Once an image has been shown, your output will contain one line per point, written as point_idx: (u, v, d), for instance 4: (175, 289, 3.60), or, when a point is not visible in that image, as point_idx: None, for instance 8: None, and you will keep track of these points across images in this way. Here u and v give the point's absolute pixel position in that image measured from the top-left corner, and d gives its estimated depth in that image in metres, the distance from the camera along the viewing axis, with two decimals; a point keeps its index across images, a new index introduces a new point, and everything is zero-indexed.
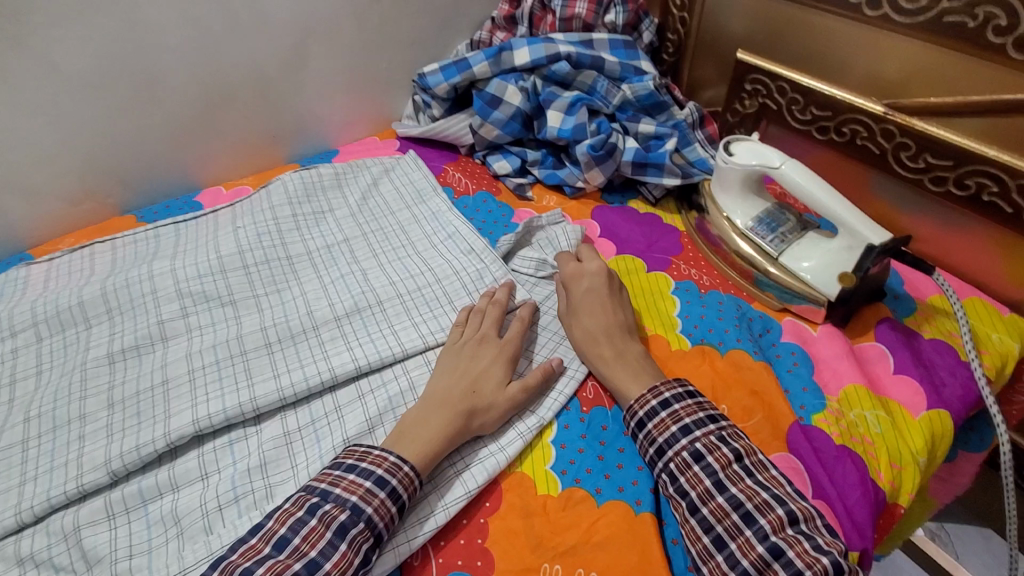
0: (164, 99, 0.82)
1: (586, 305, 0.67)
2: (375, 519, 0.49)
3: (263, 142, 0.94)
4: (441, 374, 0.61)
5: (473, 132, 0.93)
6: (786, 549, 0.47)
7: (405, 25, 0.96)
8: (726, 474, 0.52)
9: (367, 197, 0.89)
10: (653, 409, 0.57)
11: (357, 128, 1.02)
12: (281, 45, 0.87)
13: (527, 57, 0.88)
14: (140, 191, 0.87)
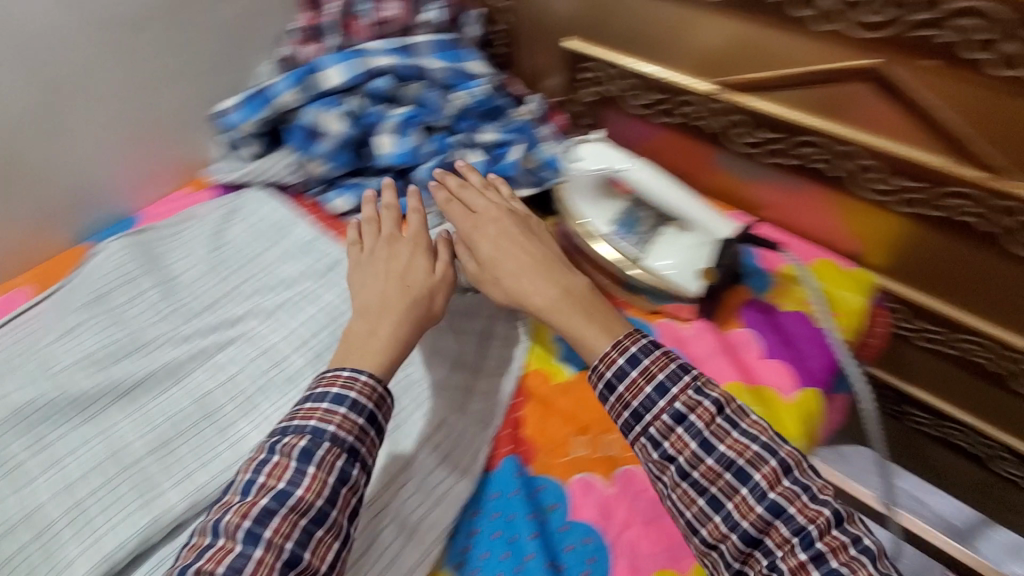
0: None
1: (471, 230, 0.70)
2: (342, 434, 0.54)
3: (35, 225, 0.75)
4: (360, 284, 0.66)
5: (299, 168, 0.82)
6: (733, 460, 0.53)
7: (185, 52, 0.80)
8: (685, 410, 0.55)
9: (144, 234, 0.75)
10: (621, 369, 0.57)
11: (161, 180, 0.86)
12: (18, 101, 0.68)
13: (339, 77, 0.78)
14: None
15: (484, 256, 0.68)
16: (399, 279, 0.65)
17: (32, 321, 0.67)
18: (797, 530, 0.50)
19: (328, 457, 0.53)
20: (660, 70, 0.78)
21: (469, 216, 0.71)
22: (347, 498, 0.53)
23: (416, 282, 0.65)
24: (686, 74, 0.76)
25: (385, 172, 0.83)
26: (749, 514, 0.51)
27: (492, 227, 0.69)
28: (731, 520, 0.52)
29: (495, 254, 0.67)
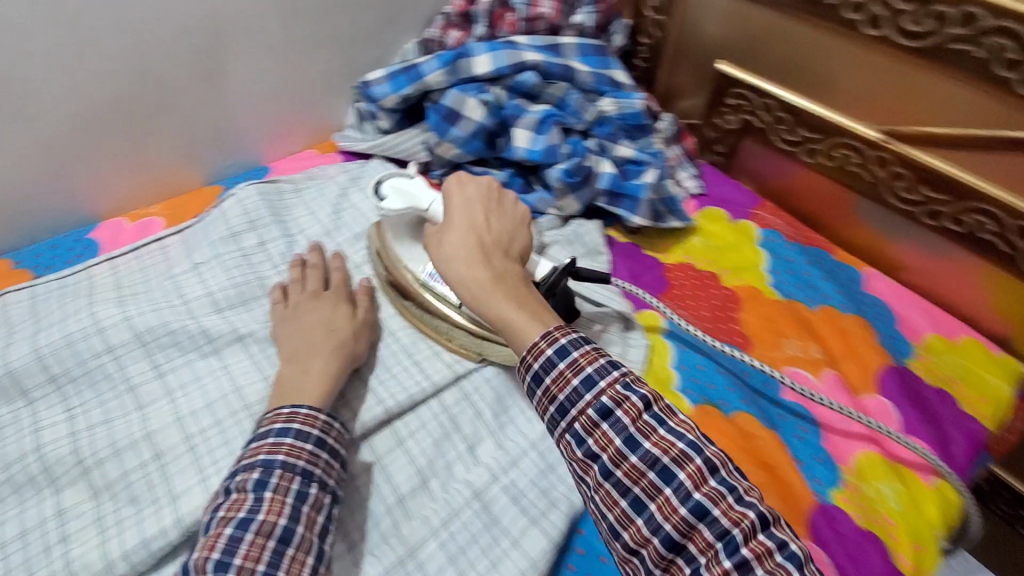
0: (36, 114, 0.64)
1: (456, 220, 0.59)
2: (290, 461, 0.48)
3: (174, 162, 0.78)
4: (285, 339, 0.59)
5: (429, 149, 0.79)
6: (657, 458, 0.44)
7: (343, 20, 0.81)
8: (635, 428, 0.45)
9: (339, 210, 0.78)
10: (548, 360, 0.48)
11: (292, 141, 0.88)
12: (185, 48, 0.70)
13: (487, 65, 0.74)
14: (18, 230, 0.70)
15: (444, 248, 0.57)
16: (322, 327, 0.60)
17: (159, 250, 0.70)
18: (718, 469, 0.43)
19: (281, 482, 0.47)
20: (819, 108, 0.72)
21: (460, 212, 0.60)
22: (313, 514, 0.47)
23: (302, 323, 0.60)
24: (845, 114, 0.71)
25: (512, 167, 0.78)
26: (669, 450, 0.44)
27: (472, 232, 0.57)
28: (649, 457, 0.44)
29: (485, 256, 0.55)
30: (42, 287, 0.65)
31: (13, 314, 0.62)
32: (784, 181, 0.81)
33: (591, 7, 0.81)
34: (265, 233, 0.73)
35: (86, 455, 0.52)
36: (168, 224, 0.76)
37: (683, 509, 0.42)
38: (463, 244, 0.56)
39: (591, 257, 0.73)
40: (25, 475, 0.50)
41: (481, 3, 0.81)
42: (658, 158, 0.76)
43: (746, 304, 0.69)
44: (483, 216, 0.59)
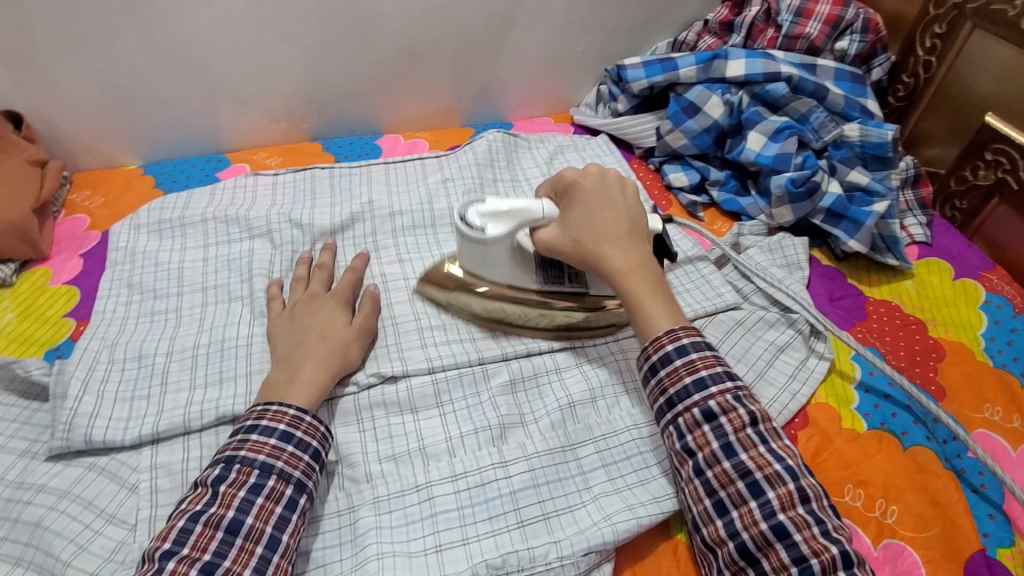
0: (375, 40, 0.82)
1: (595, 208, 0.56)
2: (250, 456, 0.47)
3: (446, 101, 0.94)
4: (280, 338, 0.59)
5: (659, 136, 0.86)
6: (750, 472, 0.47)
7: (617, 12, 0.91)
8: (736, 438, 0.48)
9: (552, 162, 0.90)
10: (666, 356, 0.51)
11: (536, 106, 1.00)
12: (491, 11, 0.85)
13: (741, 70, 0.80)
14: (331, 124, 0.90)
15: (586, 245, 0.55)
16: (325, 339, 0.57)
17: (419, 164, 0.87)
18: (800, 489, 0.46)
19: (240, 476, 0.46)
20: None
21: (587, 195, 0.57)
22: (268, 505, 0.46)
23: (300, 325, 0.59)
24: None
25: (732, 169, 0.82)
26: (764, 467, 0.47)
27: (611, 215, 0.56)
28: (742, 466, 0.47)
29: (608, 240, 0.55)
30: (338, 171, 0.84)
31: (321, 184, 0.82)
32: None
33: (859, 36, 0.83)
34: (498, 172, 0.87)
35: None
36: (430, 147, 0.91)
37: (764, 522, 0.45)
38: (603, 239, 0.55)
39: (790, 270, 0.74)
40: None
41: (747, 15, 0.86)
42: (893, 192, 0.77)
43: (949, 359, 0.66)
44: (609, 207, 0.56)
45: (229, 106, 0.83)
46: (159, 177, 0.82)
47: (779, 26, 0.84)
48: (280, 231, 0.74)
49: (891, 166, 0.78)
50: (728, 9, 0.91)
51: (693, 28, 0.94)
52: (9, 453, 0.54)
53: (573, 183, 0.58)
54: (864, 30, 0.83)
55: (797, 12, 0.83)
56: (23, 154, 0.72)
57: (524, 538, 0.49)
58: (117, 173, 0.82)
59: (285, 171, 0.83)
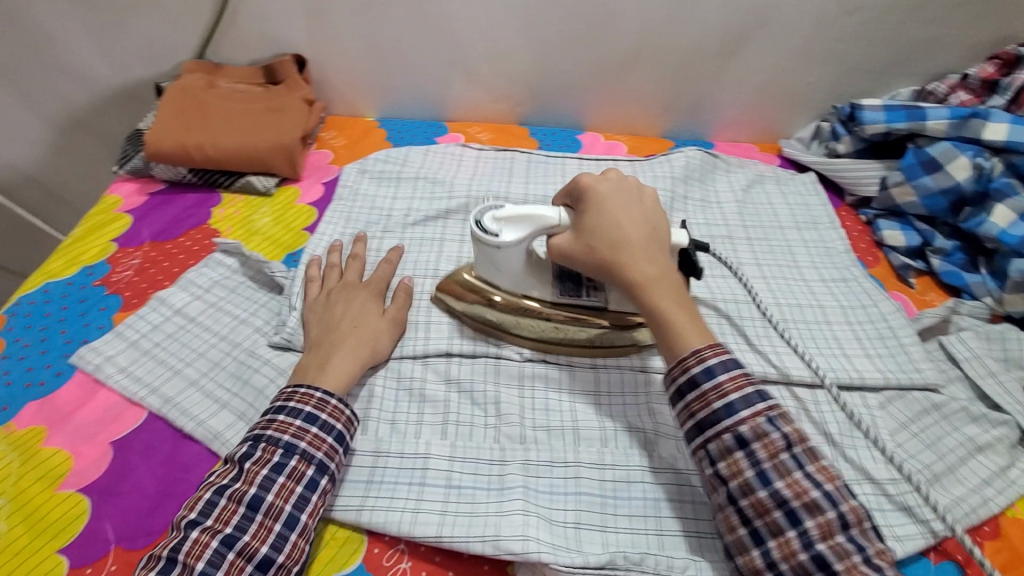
0: (606, 41, 0.85)
1: (611, 213, 0.56)
2: (274, 437, 0.49)
3: (653, 111, 0.94)
4: (313, 322, 0.62)
5: (882, 187, 0.80)
6: (787, 499, 0.44)
7: (863, 49, 0.85)
8: (771, 464, 0.45)
9: (748, 190, 0.87)
10: (693, 379, 0.48)
11: (742, 131, 0.97)
12: (728, 29, 0.84)
13: (1003, 134, 0.71)
14: (541, 113, 0.96)
15: (602, 252, 0.54)
16: (355, 332, 0.60)
17: (612, 166, 0.89)
18: (841, 518, 0.43)
19: (265, 455, 0.48)
20: None
21: (608, 202, 0.56)
22: (290, 484, 0.47)
23: (332, 312, 0.62)
24: None
25: (962, 239, 0.75)
26: (801, 495, 0.43)
27: (628, 221, 0.55)
28: (779, 494, 0.44)
29: (631, 247, 0.54)
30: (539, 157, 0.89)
31: (523, 166, 0.88)
32: None
33: None
34: (690, 189, 0.86)
35: None
36: (629, 151, 0.93)
37: (802, 553, 0.42)
38: (619, 244, 0.54)
39: (1008, 366, 0.65)
40: None
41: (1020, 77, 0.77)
42: None
43: None
44: (632, 217, 0.56)
45: (461, 80, 0.91)
46: (390, 131, 0.94)
47: None
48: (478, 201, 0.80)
49: None
50: (993, 66, 0.81)
51: (949, 79, 0.85)
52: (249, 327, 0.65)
53: (589, 189, 0.58)
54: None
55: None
56: (300, 92, 0.86)
57: (658, 547, 0.50)
58: (357, 122, 0.95)
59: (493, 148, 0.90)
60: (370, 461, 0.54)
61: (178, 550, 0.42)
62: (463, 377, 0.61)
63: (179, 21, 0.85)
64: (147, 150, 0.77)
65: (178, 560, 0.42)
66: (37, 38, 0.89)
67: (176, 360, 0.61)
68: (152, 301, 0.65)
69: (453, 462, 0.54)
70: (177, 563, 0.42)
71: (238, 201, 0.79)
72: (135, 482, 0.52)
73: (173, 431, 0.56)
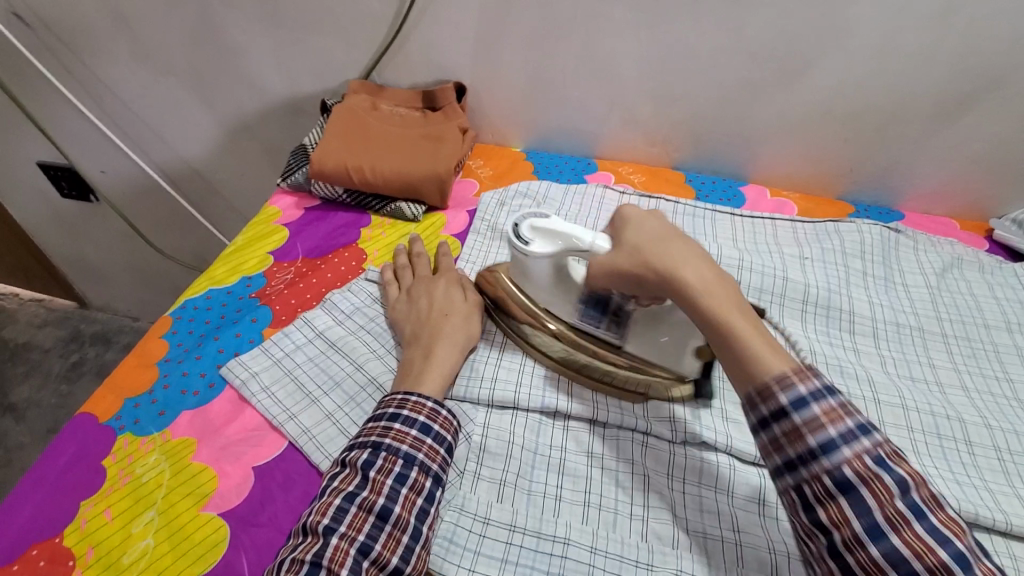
0: (796, 92, 0.77)
1: (664, 222, 0.50)
2: (394, 445, 0.49)
3: (832, 170, 0.84)
4: (399, 318, 0.63)
5: None
6: (907, 563, 0.36)
7: None
8: (887, 517, 0.37)
9: (944, 273, 0.74)
10: (802, 439, 0.40)
11: (936, 203, 0.84)
12: (950, 89, 0.72)
13: None
14: (700, 160, 0.89)
15: (701, 300, 0.45)
16: (453, 329, 0.60)
17: (771, 226, 0.80)
18: (968, 571, 0.35)
19: (386, 463, 0.48)
20: None
21: (662, 216, 0.50)
22: (412, 496, 0.48)
23: (419, 307, 0.63)
24: None
25: None
26: (927, 554, 0.36)
27: (685, 239, 0.49)
28: (894, 554, 0.37)
29: (694, 261, 0.47)
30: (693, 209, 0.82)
31: (676, 215, 0.80)
32: None
33: None
34: (871, 266, 0.74)
35: None
36: (800, 213, 0.83)
37: None
38: (685, 265, 0.47)
39: None
40: None
41: None
42: None
43: None
44: (674, 223, 0.50)
45: (621, 120, 0.87)
46: (537, 165, 0.91)
47: None
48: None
49: None
50: None
51: None
52: (385, 364, 0.62)
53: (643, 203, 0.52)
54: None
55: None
56: (457, 121, 0.85)
57: None
58: (505, 153, 0.93)
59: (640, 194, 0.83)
60: (505, 536, 0.49)
61: (321, 554, 0.43)
62: (607, 453, 0.56)
63: (355, 43, 0.88)
64: (312, 167, 0.79)
65: (323, 565, 0.42)
66: (229, 49, 0.95)
67: (315, 388, 0.59)
68: (298, 319, 0.66)
69: (596, 556, 0.48)
70: (322, 567, 0.42)
71: (386, 224, 0.79)
72: (273, 514, 0.51)
73: (308, 467, 0.54)
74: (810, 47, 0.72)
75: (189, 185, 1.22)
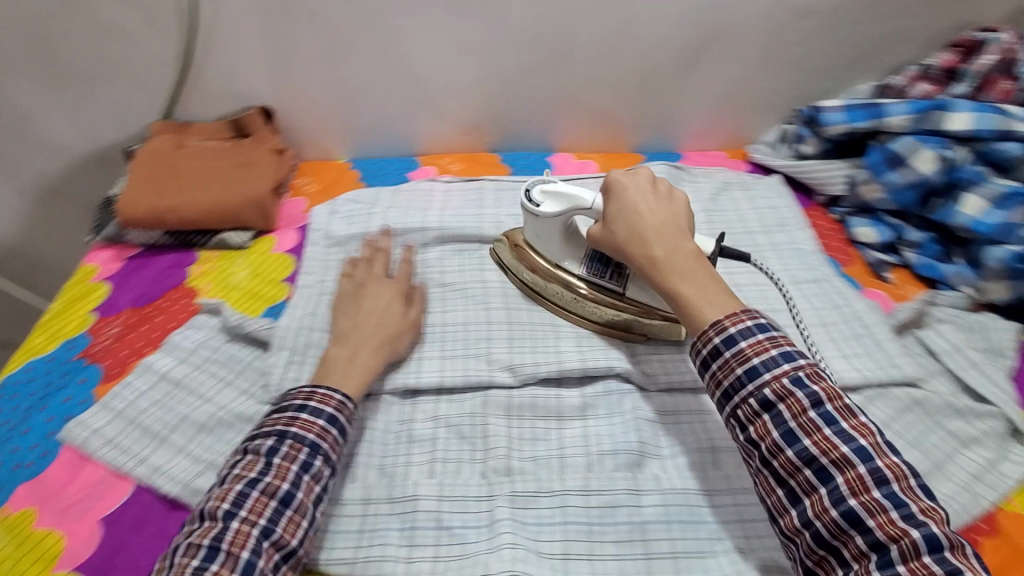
0: (568, 66, 0.87)
1: (623, 198, 0.59)
2: (300, 435, 0.52)
3: (620, 128, 0.96)
4: (344, 318, 0.63)
5: (850, 185, 0.79)
6: (813, 458, 0.45)
7: (818, 53, 0.87)
8: (798, 423, 0.46)
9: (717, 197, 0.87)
10: (735, 378, 0.49)
11: (709, 140, 0.98)
12: (687, 43, 0.85)
13: (967, 124, 0.70)
14: (509, 140, 0.97)
15: (637, 252, 0.57)
16: (374, 320, 0.63)
17: None
18: (876, 473, 0.44)
19: (290, 452, 0.50)
20: None
21: (629, 198, 0.59)
22: (310, 482, 0.50)
23: (363, 316, 0.63)
24: None
25: (934, 231, 0.73)
26: (830, 452, 0.45)
27: (641, 211, 0.58)
28: (805, 454, 0.46)
29: (650, 234, 0.57)
30: (507, 184, 0.89)
31: (490, 192, 0.88)
32: None
33: None
34: None
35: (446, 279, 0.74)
36: (599, 169, 0.94)
37: (835, 510, 0.44)
38: (623, 230, 0.58)
39: (990, 357, 0.64)
40: (473, 289, 0.73)
41: (979, 64, 0.78)
42: None
43: None
44: (648, 202, 0.59)
45: (429, 116, 0.93)
46: (362, 172, 0.94)
47: (1019, 78, 0.76)
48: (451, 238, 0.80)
49: None
50: (954, 55, 0.81)
51: (905, 74, 0.85)
52: (234, 390, 0.63)
53: (614, 181, 0.61)
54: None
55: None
56: (270, 144, 0.87)
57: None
58: (330, 166, 0.96)
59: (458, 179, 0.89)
60: (360, 510, 0.54)
61: (219, 539, 0.45)
62: (450, 413, 0.61)
63: (148, 86, 0.87)
64: (120, 216, 0.78)
65: (222, 548, 0.45)
66: (13, 114, 0.90)
67: (161, 427, 0.60)
68: (138, 367, 0.64)
69: (444, 501, 0.54)
70: (220, 550, 0.45)
71: (215, 256, 0.80)
72: (132, 555, 0.52)
73: (161, 500, 0.55)
74: (565, 25, 0.82)
75: (10, 264, 1.12)
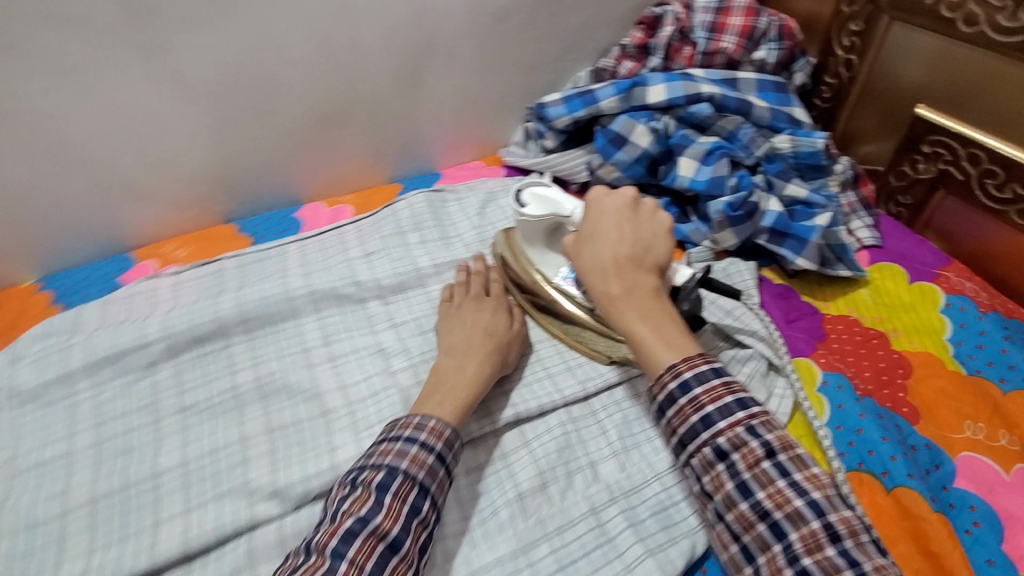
0: (279, 111, 0.76)
1: (600, 226, 0.56)
2: (382, 522, 0.44)
3: (366, 162, 0.88)
4: (448, 331, 0.63)
5: (591, 170, 0.81)
6: (767, 512, 0.42)
7: (532, 48, 0.87)
8: (750, 475, 0.43)
9: (484, 211, 0.84)
10: (692, 427, 0.46)
11: (463, 152, 0.95)
12: (401, 63, 0.80)
13: (662, 95, 0.75)
14: (246, 205, 0.83)
15: (613, 294, 0.52)
16: (481, 332, 0.61)
17: (337, 235, 0.79)
18: (828, 528, 0.40)
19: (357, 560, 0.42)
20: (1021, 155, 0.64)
21: (593, 218, 0.57)
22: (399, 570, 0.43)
23: (466, 320, 0.63)
24: None
25: (669, 196, 0.78)
26: (784, 506, 0.41)
27: (608, 238, 0.55)
28: (758, 507, 0.42)
29: (636, 265, 0.53)
30: (247, 258, 0.76)
31: (227, 274, 0.74)
32: (976, 239, 0.72)
33: (775, 45, 0.80)
34: (426, 233, 0.79)
35: (187, 399, 0.62)
36: (355, 213, 0.86)
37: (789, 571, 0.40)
38: (606, 260, 0.53)
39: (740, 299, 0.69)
40: (220, 404, 0.61)
41: (662, 36, 0.83)
42: (834, 202, 0.72)
43: (917, 373, 0.62)
44: (618, 229, 0.55)
45: (126, 205, 0.75)
46: (56, 291, 0.74)
47: (695, 43, 0.82)
48: (183, 341, 0.65)
49: (826, 173, 0.75)
50: (641, 31, 0.87)
51: (611, 54, 0.89)
52: None
53: (598, 201, 0.58)
54: (780, 38, 0.80)
55: (710, 27, 0.81)
56: None
57: None
58: (7, 295, 0.73)
59: (184, 268, 0.75)
60: None
61: None
62: None
63: None
64: None
65: None
66: None
67: None
68: None
69: None
70: None
71: None
72: None
73: None
74: (254, 68, 0.71)
75: None
